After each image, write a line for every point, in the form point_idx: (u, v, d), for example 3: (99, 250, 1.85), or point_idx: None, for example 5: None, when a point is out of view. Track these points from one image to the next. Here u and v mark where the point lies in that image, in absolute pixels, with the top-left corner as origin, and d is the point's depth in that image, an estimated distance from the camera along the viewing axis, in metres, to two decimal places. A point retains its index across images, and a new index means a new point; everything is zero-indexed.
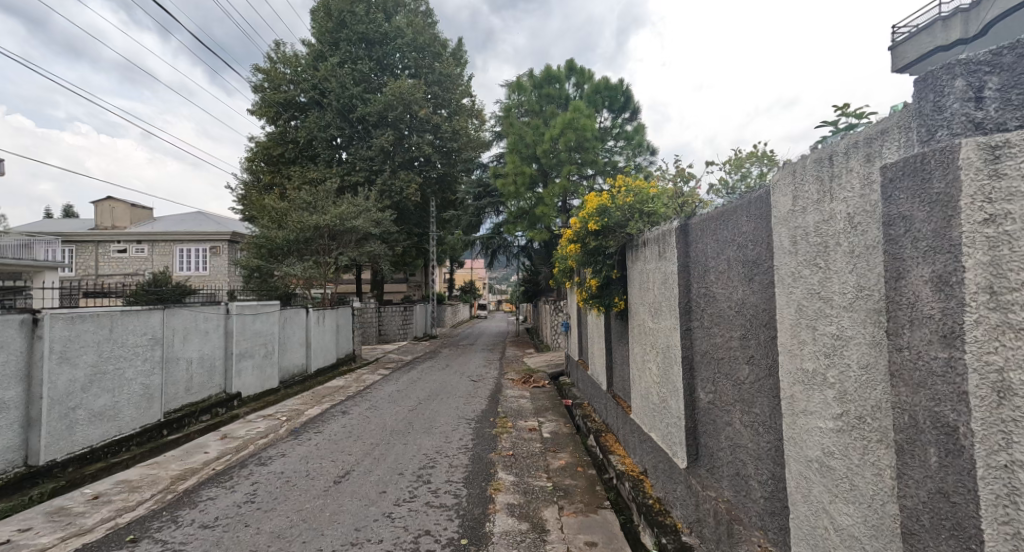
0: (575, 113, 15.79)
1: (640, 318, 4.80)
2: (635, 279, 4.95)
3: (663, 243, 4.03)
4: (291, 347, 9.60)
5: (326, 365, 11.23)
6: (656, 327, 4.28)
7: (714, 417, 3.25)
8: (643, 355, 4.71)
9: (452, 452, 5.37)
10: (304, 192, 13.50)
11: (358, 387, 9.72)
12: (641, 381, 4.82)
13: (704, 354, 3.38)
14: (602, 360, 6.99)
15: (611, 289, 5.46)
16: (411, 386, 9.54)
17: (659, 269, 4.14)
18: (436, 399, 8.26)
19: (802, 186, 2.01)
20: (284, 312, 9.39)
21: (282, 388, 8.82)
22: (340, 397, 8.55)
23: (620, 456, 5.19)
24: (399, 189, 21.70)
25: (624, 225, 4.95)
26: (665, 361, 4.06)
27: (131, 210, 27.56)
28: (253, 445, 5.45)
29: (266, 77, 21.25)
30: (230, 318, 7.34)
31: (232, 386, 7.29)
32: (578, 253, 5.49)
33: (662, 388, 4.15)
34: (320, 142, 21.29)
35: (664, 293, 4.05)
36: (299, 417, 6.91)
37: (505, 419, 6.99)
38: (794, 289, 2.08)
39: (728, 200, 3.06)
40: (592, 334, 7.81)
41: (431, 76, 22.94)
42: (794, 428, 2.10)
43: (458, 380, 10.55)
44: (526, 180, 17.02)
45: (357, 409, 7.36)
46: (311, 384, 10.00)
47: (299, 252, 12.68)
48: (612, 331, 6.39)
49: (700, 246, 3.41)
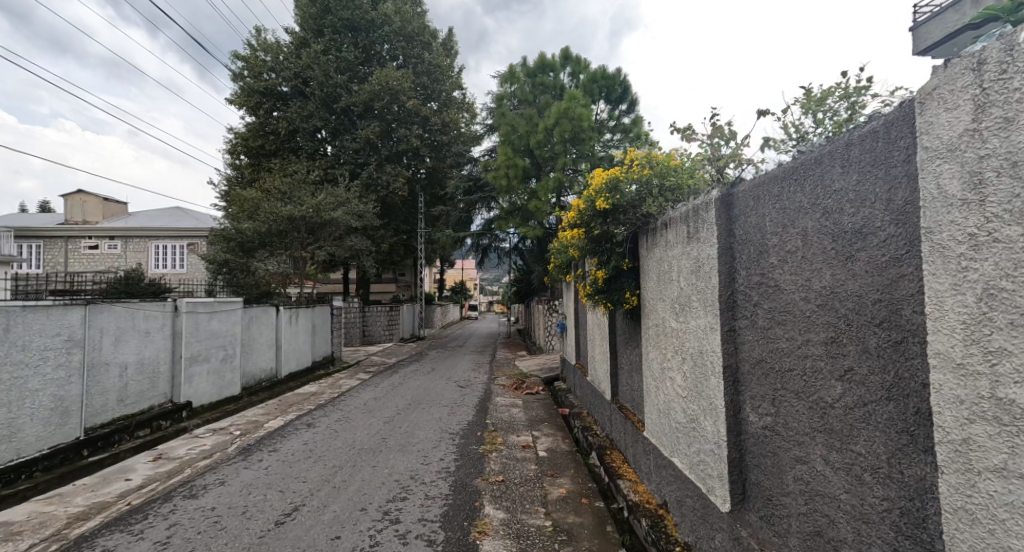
0: (570, 103, 15.03)
1: (658, 317, 3.98)
2: (652, 270, 4.12)
3: (693, 222, 3.21)
4: (256, 350, 8.68)
5: (299, 369, 10.33)
6: (682, 328, 3.46)
7: (774, 449, 2.43)
8: (663, 362, 3.89)
9: (430, 476, 4.51)
10: (281, 182, 12.58)
11: (332, 394, 8.81)
12: (659, 393, 4.00)
13: (758, 362, 2.56)
14: (606, 365, 6.15)
15: (620, 282, 4.64)
16: (391, 393, 8.65)
17: (687, 255, 3.32)
18: (417, 408, 7.39)
19: (1004, 84, 1.18)
20: (249, 310, 8.47)
21: (245, 396, 7.91)
22: (309, 406, 7.66)
23: (632, 482, 4.36)
24: (385, 183, 20.82)
25: (638, 204, 4.15)
26: (695, 370, 3.23)
27: (103, 205, 26.37)
28: (190, 470, 4.54)
29: (246, 65, 20.29)
30: (178, 316, 6.42)
31: (179, 395, 6.37)
32: (580, 241, 4.62)
33: (690, 403, 3.33)
34: (303, 134, 20.35)
35: (694, 285, 3.23)
36: (256, 431, 5.99)
37: (495, 434, 6.12)
38: (976, 265, 1.24)
39: (799, 153, 2.24)
40: (593, 336, 6.98)
41: (420, 66, 22.11)
42: (970, 499, 1.27)
43: (444, 386, 9.68)
44: (518, 173, 16.18)
45: (325, 421, 6.46)
46: (281, 390, 9.10)
47: (272, 246, 11.80)
48: (619, 333, 5.57)
49: (752, 219, 2.59)
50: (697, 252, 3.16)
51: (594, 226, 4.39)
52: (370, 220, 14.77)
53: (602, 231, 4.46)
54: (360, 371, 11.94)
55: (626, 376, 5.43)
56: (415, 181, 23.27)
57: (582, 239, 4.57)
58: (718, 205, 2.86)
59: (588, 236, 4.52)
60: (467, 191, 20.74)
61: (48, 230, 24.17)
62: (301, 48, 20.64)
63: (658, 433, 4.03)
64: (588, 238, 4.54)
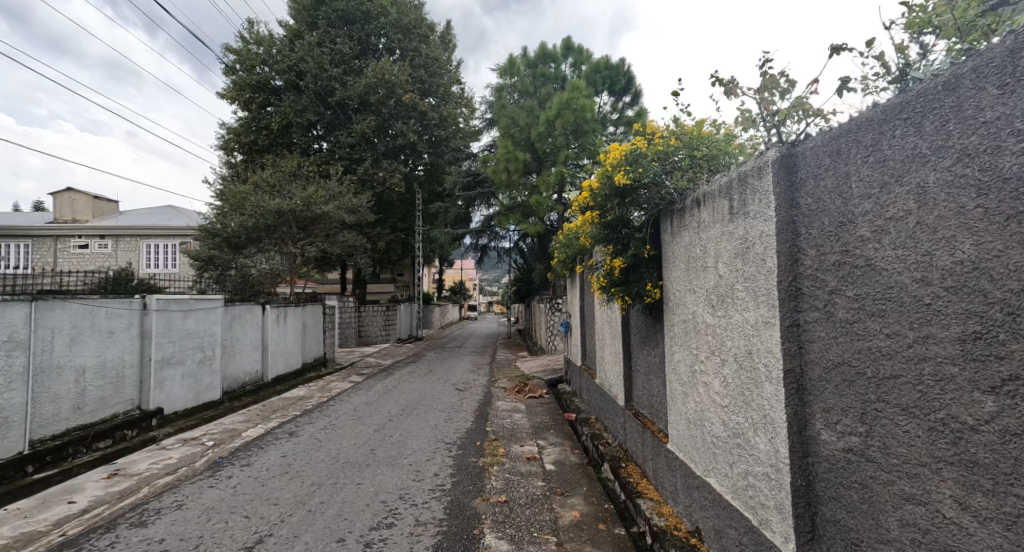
0: (573, 94, 14.54)
1: (689, 312, 3.41)
2: (680, 257, 3.55)
3: (738, 195, 2.64)
4: (239, 351, 8.11)
5: (288, 372, 9.76)
6: (719, 325, 2.91)
7: (862, 479, 1.86)
8: (694, 365, 3.33)
9: (423, 495, 3.94)
10: (270, 175, 12.02)
11: (320, 398, 8.23)
12: (689, 402, 3.44)
13: (837, 365, 2.00)
14: (620, 367, 5.59)
15: (640, 273, 4.06)
16: (384, 398, 8.07)
17: (729, 237, 2.75)
18: (411, 414, 6.82)
19: None
20: (230, 309, 7.92)
21: (226, 401, 7.34)
22: (295, 412, 7.11)
23: (655, 503, 3.80)
24: (381, 179, 20.29)
25: (664, 180, 3.62)
26: (741, 375, 2.66)
27: (94, 203, 25.77)
28: (147, 489, 3.97)
29: (238, 58, 19.73)
30: (148, 315, 5.85)
31: (149, 402, 5.78)
32: (595, 224, 4.07)
33: (732, 416, 2.76)
34: (297, 129, 19.79)
35: (738, 273, 2.67)
36: (232, 442, 5.41)
37: (497, 443, 5.55)
38: None
39: (907, 88, 1.69)
40: (603, 335, 6.42)
41: (417, 59, 21.56)
42: None
43: (442, 389, 9.10)
44: (519, 167, 15.63)
45: (310, 430, 5.88)
46: (267, 394, 8.55)
47: (260, 242, 11.26)
48: (636, 332, 5.01)
49: (826, 183, 2.03)
50: (745, 228, 2.58)
51: (610, 205, 3.86)
52: (364, 217, 14.22)
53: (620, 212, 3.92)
54: (354, 374, 11.36)
55: (644, 380, 4.85)
56: (412, 178, 22.71)
57: (597, 221, 4.01)
58: (776, 167, 2.28)
59: (603, 217, 3.97)
60: (465, 187, 20.17)
61: (37, 229, 23.58)
62: (295, 40, 20.08)
63: (688, 447, 3.47)
64: (603, 220, 3.98)
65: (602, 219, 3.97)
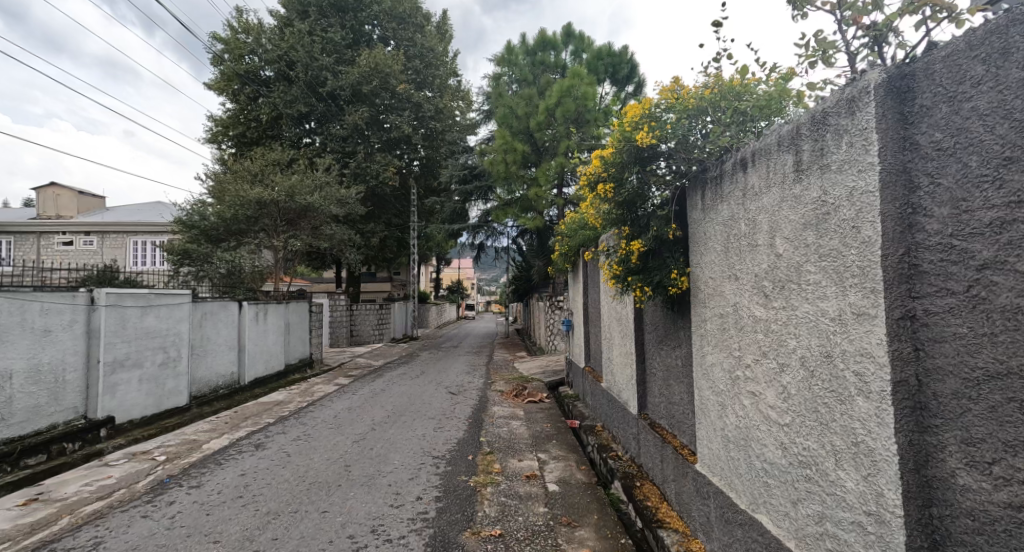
0: (574, 80, 13.97)
1: (728, 305, 2.74)
2: (716, 238, 2.88)
3: (809, 145, 1.97)
4: (211, 351, 7.44)
5: (268, 374, 9.08)
6: (776, 323, 2.25)
7: None
8: (737, 372, 2.67)
9: (401, 525, 3.27)
10: (253, 164, 11.36)
11: (300, 403, 7.56)
12: (728, 416, 2.78)
13: (999, 375, 1.33)
14: (632, 369, 4.93)
15: (663, 259, 3.38)
16: (369, 403, 7.40)
17: (794, 204, 2.08)
18: (397, 422, 6.14)
19: None
20: (201, 306, 7.27)
21: (193, 407, 6.66)
22: (269, 419, 6.44)
23: (683, 537, 3.13)
24: (375, 173, 19.63)
25: (696, 140, 3.02)
26: (814, 386, 1.99)
27: (79, 199, 25.02)
28: (65, 521, 3.28)
29: (226, 46, 19.05)
30: (96, 311, 5.17)
31: (96, 410, 5.09)
32: (608, 198, 3.40)
33: (798, 439, 2.09)
34: (287, 120, 19.12)
35: (807, 253, 2.01)
36: (188, 456, 4.72)
37: (493, 457, 4.87)
38: None
39: None
40: (612, 333, 5.75)
41: (411, 50, 20.91)
42: None
43: (433, 392, 8.44)
44: (517, 157, 14.99)
45: (280, 441, 5.20)
46: (243, 399, 7.87)
47: (238, 233, 10.51)
48: (654, 330, 4.36)
49: (976, 103, 1.37)
50: (823, 187, 1.89)
51: (628, 173, 3.21)
52: (354, 210, 13.55)
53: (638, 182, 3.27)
54: (341, 375, 10.68)
55: (663, 386, 4.19)
56: (407, 173, 22.04)
57: (610, 194, 3.34)
58: (882, 92, 1.60)
59: (617, 189, 3.31)
60: (461, 180, 19.51)
61: (18, 225, 22.79)
62: (285, 28, 19.40)
63: (726, 472, 2.80)
64: (618, 193, 3.32)
65: (617, 191, 3.31)
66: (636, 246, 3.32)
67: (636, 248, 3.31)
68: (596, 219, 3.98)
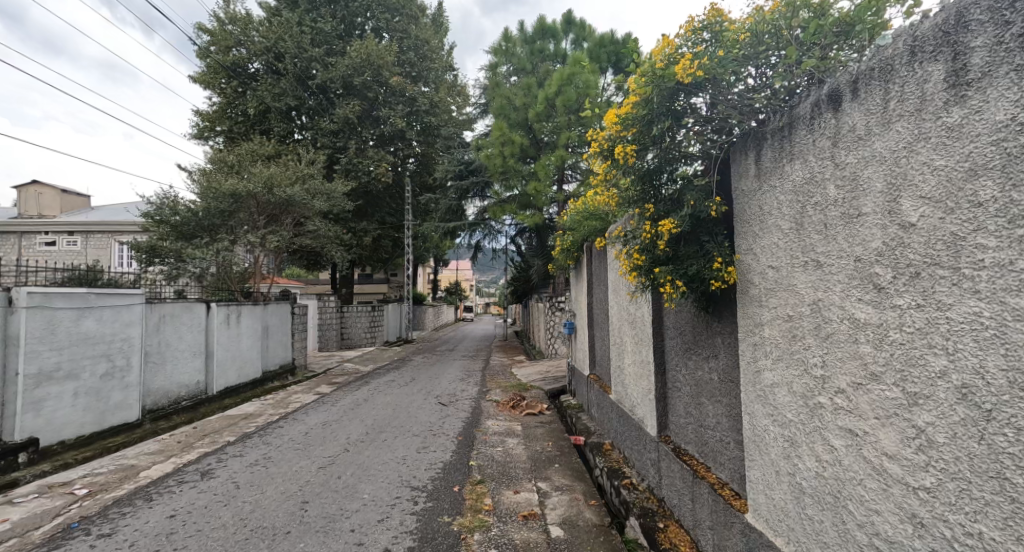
0: (575, 68, 13.32)
1: (804, 305, 1.97)
2: (782, 212, 2.11)
3: (993, 36, 1.19)
4: (172, 357, 6.68)
5: (241, 383, 8.29)
6: (899, 336, 1.48)
7: None
8: (817, 403, 1.90)
9: None
10: (231, 155, 10.63)
11: (273, 415, 6.79)
12: (801, 458, 2.00)
13: None
14: (650, 380, 4.18)
15: (701, 245, 2.60)
16: (349, 416, 6.63)
17: (949, 141, 1.31)
18: (375, 440, 5.36)
19: None
20: (159, 307, 6.49)
21: (146, 423, 5.88)
22: (231, 436, 5.66)
23: None
24: (367, 169, 18.96)
25: (747, 79, 2.25)
26: (996, 437, 1.22)
27: (62, 197, 24.31)
28: None
29: (212, 38, 18.36)
30: (15, 314, 4.42)
31: (14, 432, 4.32)
32: (628, 167, 2.72)
33: (957, 518, 1.31)
34: (276, 114, 18.40)
35: (975, 218, 1.25)
36: (117, 488, 3.95)
37: (484, 487, 4.10)
38: None
39: None
40: (623, 338, 5.00)
41: (405, 41, 20.18)
42: None
43: (422, 402, 7.68)
44: (515, 150, 14.31)
45: (232, 467, 4.43)
46: (208, 411, 7.09)
47: (211, 225, 9.70)
48: (681, 336, 3.57)
49: None
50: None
51: (654, 128, 2.53)
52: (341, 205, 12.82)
53: (667, 144, 2.58)
54: (324, 383, 9.91)
55: (693, 406, 3.43)
56: (402, 169, 21.31)
57: (631, 161, 2.67)
58: None
59: (640, 152, 2.63)
60: (457, 175, 18.68)
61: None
62: (273, 19, 18.67)
63: (797, 534, 2.03)
64: (641, 158, 2.65)
65: (640, 155, 2.64)
66: (667, 227, 2.56)
67: (667, 229, 2.56)
68: (610, 201, 3.30)
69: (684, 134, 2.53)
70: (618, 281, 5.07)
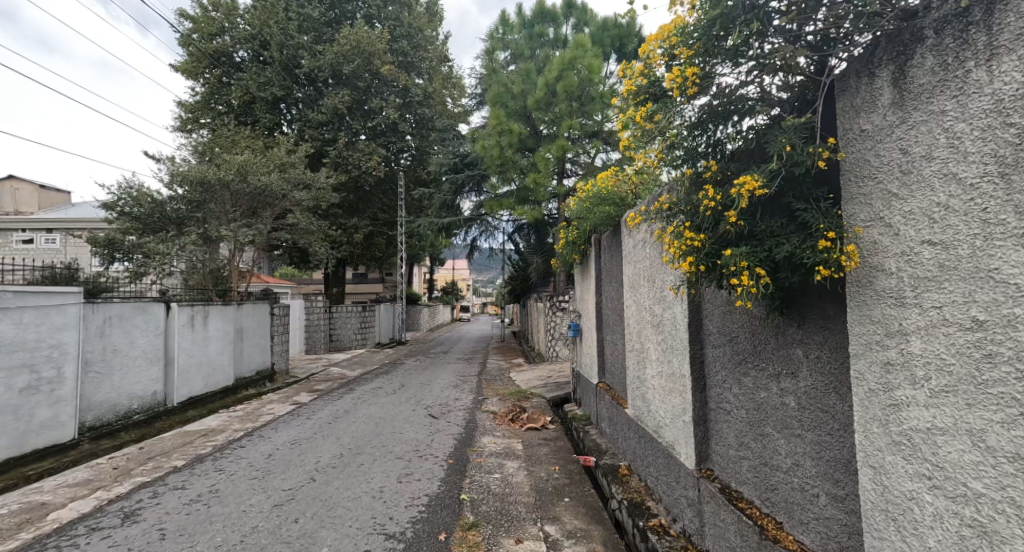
0: (577, 51, 12.50)
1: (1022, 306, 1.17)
2: (965, 151, 1.31)
3: None
4: (121, 366, 5.83)
5: (209, 393, 7.47)
6: None
7: None
8: None
9: None
10: (206, 143, 9.82)
11: (237, 430, 5.97)
12: None
13: None
14: (684, 398, 3.39)
15: (798, 213, 1.76)
16: (325, 432, 5.81)
17: None
18: (350, 465, 4.55)
19: None
20: (106, 308, 5.67)
21: (83, 444, 5.04)
22: (181, 459, 4.84)
23: None
24: (356, 162, 18.17)
25: None
26: None
27: (41, 194, 23.45)
28: None
29: (195, 25, 17.54)
30: None
31: None
32: (679, 108, 2.17)
33: None
34: (261, 104, 17.59)
35: None
36: (10, 538, 3.11)
37: (477, 534, 3.27)
38: None
39: None
40: (647, 344, 4.21)
41: (398, 29, 19.39)
42: None
43: (409, 414, 6.86)
44: (514, 139, 13.46)
45: (167, 505, 3.61)
46: (166, 426, 6.25)
47: (179, 217, 8.84)
48: (737, 346, 2.78)
49: None
50: None
51: (723, 49, 1.94)
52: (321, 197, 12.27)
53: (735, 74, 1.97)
54: (303, 390, 9.07)
55: (751, 438, 2.63)
56: (395, 164, 20.52)
57: (682, 100, 2.12)
58: None
59: (702, 84, 2.03)
60: (453, 168, 17.82)
61: None
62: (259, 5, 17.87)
63: None
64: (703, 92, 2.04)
65: (701, 88, 2.04)
66: (744, 182, 1.75)
67: (748, 185, 1.73)
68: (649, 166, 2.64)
69: (762, 58, 1.86)
70: (640, 276, 4.30)
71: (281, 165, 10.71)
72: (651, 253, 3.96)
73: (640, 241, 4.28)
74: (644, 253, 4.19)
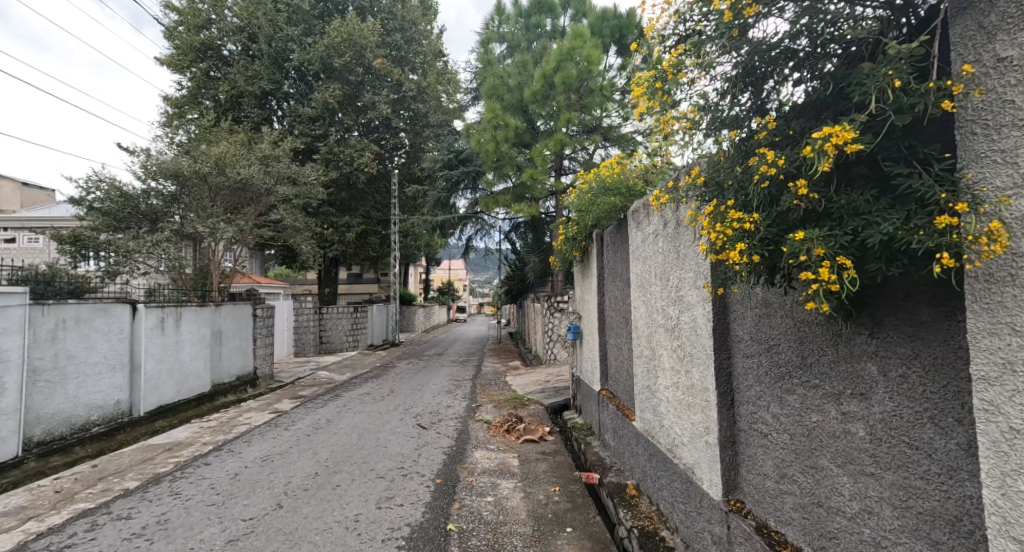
0: (575, 41, 12.07)
1: None
2: None
3: None
4: (78, 374, 5.32)
5: (180, 402, 6.96)
6: None
7: None
8: None
9: None
10: (184, 135, 9.32)
11: (207, 443, 5.46)
12: None
13: None
14: (707, 415, 2.91)
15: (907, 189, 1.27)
16: (302, 445, 5.31)
17: None
18: (324, 487, 4.07)
19: None
20: (60, 310, 5.17)
21: (28, 462, 4.54)
22: (135, 479, 4.34)
23: None
24: (348, 158, 17.68)
25: None
26: None
27: (23, 192, 22.84)
28: None
29: (180, 17, 17.02)
30: None
31: None
32: (722, 56, 1.88)
33: None
34: (249, 99, 17.10)
35: None
36: None
37: None
38: None
39: None
40: (660, 350, 3.73)
41: (391, 23, 18.92)
42: None
43: (397, 424, 6.38)
44: (509, 134, 13.00)
45: (105, 540, 3.12)
46: (129, 439, 5.75)
47: (152, 211, 8.34)
48: (773, 361, 2.33)
49: None
50: None
51: None
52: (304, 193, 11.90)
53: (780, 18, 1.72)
54: (287, 397, 8.55)
55: (797, 469, 2.15)
56: (388, 161, 20.03)
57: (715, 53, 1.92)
58: None
59: (741, 32, 1.80)
60: (447, 165, 17.35)
61: None
62: None
63: None
64: (741, 42, 1.80)
65: (739, 37, 1.81)
66: (830, 132, 1.29)
67: (836, 136, 1.28)
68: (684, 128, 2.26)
69: None
70: (652, 273, 3.83)
71: (264, 158, 10.23)
72: (666, 247, 3.49)
73: (652, 234, 3.82)
74: (656, 247, 3.72)
